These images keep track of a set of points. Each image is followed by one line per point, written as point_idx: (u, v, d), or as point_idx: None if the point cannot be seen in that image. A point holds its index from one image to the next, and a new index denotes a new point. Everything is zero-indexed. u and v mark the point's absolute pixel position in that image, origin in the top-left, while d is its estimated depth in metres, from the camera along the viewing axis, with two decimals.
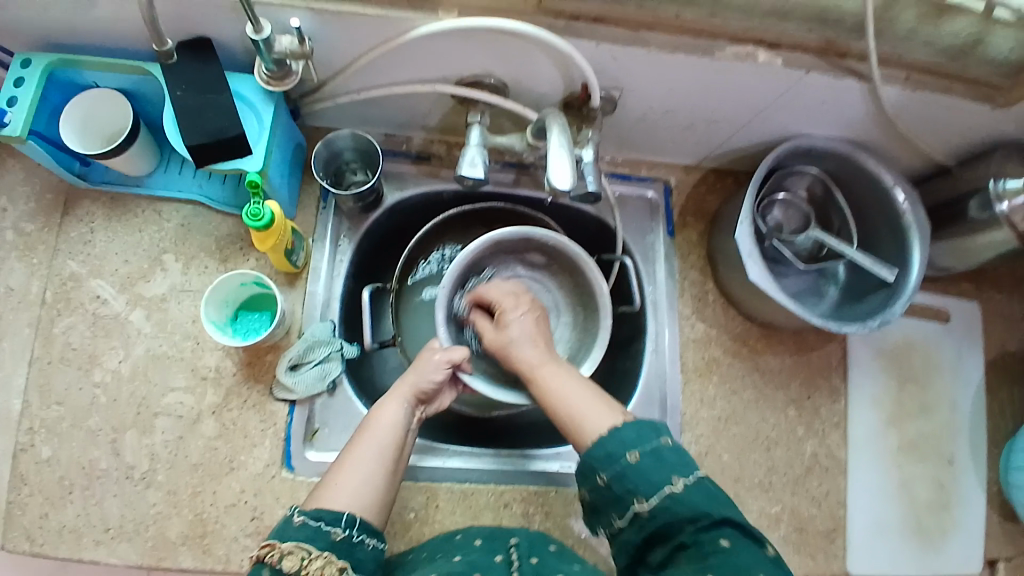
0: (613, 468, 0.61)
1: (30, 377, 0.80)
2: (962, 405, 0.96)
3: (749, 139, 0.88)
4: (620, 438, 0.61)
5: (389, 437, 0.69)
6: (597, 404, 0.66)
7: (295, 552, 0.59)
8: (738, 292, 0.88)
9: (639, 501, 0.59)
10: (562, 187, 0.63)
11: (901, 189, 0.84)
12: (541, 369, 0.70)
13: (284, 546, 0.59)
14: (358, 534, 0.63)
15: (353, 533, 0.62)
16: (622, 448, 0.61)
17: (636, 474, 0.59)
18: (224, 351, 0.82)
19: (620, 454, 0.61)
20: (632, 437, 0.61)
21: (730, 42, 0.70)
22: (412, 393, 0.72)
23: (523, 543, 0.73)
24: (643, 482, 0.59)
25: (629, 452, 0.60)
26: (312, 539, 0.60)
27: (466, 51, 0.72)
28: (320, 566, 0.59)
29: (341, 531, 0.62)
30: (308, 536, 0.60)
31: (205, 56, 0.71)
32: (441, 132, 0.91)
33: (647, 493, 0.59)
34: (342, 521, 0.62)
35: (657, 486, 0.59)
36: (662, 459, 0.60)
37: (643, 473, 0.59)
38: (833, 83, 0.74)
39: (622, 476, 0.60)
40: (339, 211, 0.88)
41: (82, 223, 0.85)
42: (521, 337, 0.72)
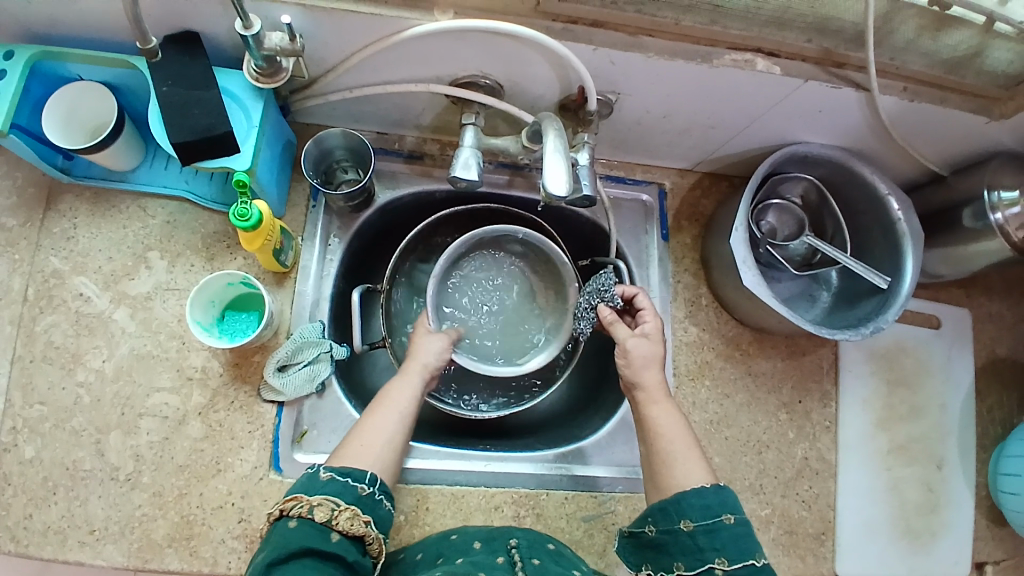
0: (704, 520, 0.62)
1: (12, 376, 0.79)
2: (951, 407, 0.97)
3: (745, 145, 0.88)
4: (711, 499, 0.63)
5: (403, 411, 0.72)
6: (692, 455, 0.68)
7: (324, 504, 0.60)
8: (733, 295, 0.87)
9: (720, 560, 0.61)
10: (557, 194, 0.61)
11: (895, 196, 0.84)
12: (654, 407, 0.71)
13: (313, 499, 0.60)
14: (380, 492, 0.64)
15: (376, 491, 0.64)
16: (720, 507, 0.63)
17: (726, 535, 0.62)
18: (211, 352, 0.81)
19: (718, 513, 0.62)
20: (730, 500, 0.63)
21: (729, 49, 0.70)
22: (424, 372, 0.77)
23: (523, 543, 0.71)
24: (727, 543, 0.61)
25: (725, 513, 0.62)
26: (341, 493, 0.62)
27: (462, 52, 0.71)
28: (347, 518, 0.60)
29: (366, 487, 0.63)
30: (337, 490, 0.62)
31: (193, 52, 0.69)
32: (433, 132, 0.90)
33: (732, 557, 0.61)
34: (367, 479, 0.64)
35: (744, 553, 0.61)
36: (744, 530, 0.62)
37: (714, 531, 0.62)
38: (830, 92, 0.74)
39: (712, 532, 0.62)
40: (329, 209, 0.87)
41: (65, 218, 0.83)
42: (644, 362, 0.73)
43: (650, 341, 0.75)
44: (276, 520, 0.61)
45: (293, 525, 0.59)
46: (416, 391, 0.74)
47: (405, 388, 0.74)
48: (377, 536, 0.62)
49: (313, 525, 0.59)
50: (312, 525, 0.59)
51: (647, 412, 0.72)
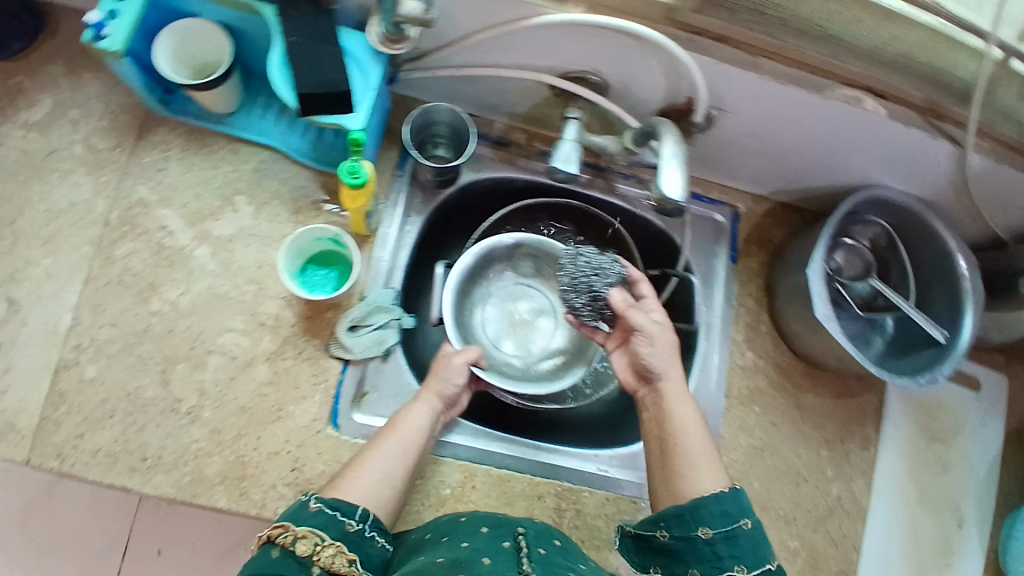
0: (723, 526, 0.63)
1: (84, 295, 0.80)
2: (976, 468, 0.99)
3: (825, 179, 0.90)
4: (725, 506, 0.63)
5: (412, 438, 0.77)
6: (710, 462, 0.67)
7: (308, 537, 0.63)
8: (794, 327, 0.89)
9: (740, 568, 0.62)
10: (672, 197, 0.63)
11: (962, 255, 0.86)
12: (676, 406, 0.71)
13: (298, 530, 0.63)
14: (369, 529, 0.67)
15: (365, 528, 0.67)
16: (739, 513, 0.63)
17: (744, 541, 0.63)
18: (285, 302, 0.82)
19: (738, 520, 0.63)
20: (746, 506, 0.64)
21: (840, 84, 0.72)
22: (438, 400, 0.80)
23: (530, 532, 0.70)
24: (749, 549, 0.63)
25: (743, 520, 0.63)
26: (328, 527, 0.64)
27: (582, 48, 0.72)
28: (330, 554, 0.63)
29: (355, 523, 0.66)
30: (324, 523, 0.64)
31: (323, 7, 0.70)
32: (523, 121, 0.91)
33: (750, 564, 0.62)
34: (357, 514, 0.67)
35: (759, 560, 0.63)
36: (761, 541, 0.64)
37: (733, 538, 0.63)
38: (927, 142, 0.76)
39: (731, 539, 0.63)
40: (414, 182, 0.89)
41: (156, 149, 0.84)
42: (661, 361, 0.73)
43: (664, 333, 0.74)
44: (262, 546, 0.63)
45: (275, 555, 0.61)
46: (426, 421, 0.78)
47: (417, 415, 0.78)
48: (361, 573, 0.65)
49: (293, 557, 0.61)
50: (292, 557, 0.61)
51: (670, 411, 0.71)
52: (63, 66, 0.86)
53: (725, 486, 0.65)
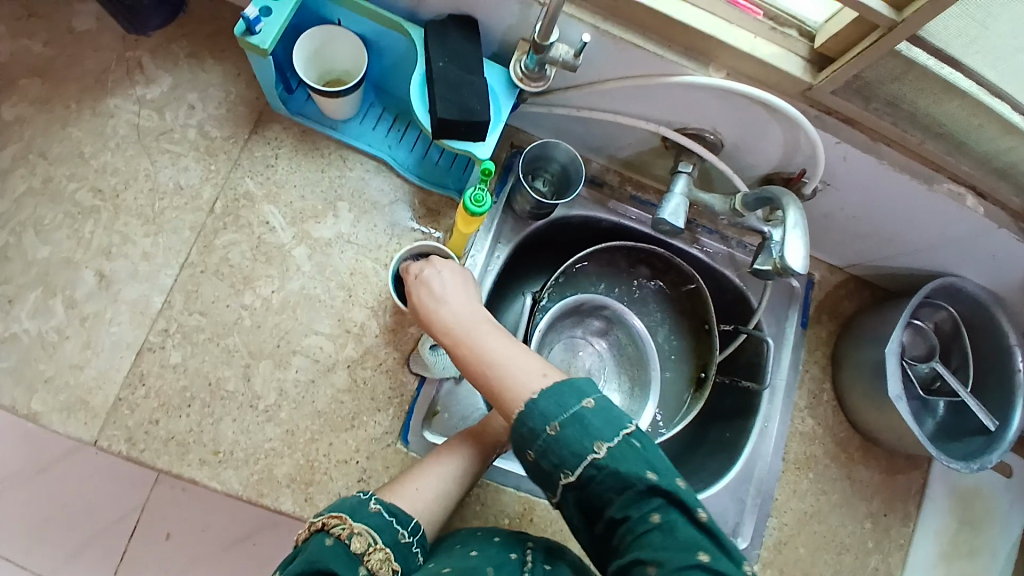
0: (563, 420, 0.57)
1: (179, 280, 0.81)
2: (1000, 552, 1.02)
3: (904, 264, 0.93)
4: (575, 388, 0.58)
5: (462, 470, 0.76)
6: (524, 357, 0.63)
7: (363, 536, 0.63)
8: (858, 400, 0.91)
9: (565, 473, 0.57)
10: (796, 268, 0.66)
11: (1022, 350, 0.90)
12: (475, 331, 0.65)
13: (355, 526, 0.64)
14: (416, 543, 0.68)
15: (413, 541, 0.67)
16: (543, 421, 0.57)
17: (563, 446, 0.57)
18: (373, 312, 0.83)
19: (542, 429, 0.57)
20: (552, 409, 0.57)
21: (947, 179, 0.75)
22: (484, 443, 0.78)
23: (538, 548, 0.70)
24: (606, 472, 0.56)
25: (595, 444, 0.56)
26: (382, 530, 0.65)
27: (710, 107, 0.75)
28: (379, 559, 0.63)
29: (406, 535, 0.67)
30: (379, 525, 0.65)
31: (471, 37, 0.72)
32: (622, 166, 0.94)
33: (572, 466, 0.57)
34: (409, 527, 0.68)
35: (582, 456, 0.56)
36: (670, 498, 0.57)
37: (565, 443, 0.57)
38: (1013, 243, 0.80)
39: (546, 451, 0.57)
40: (508, 209, 0.90)
41: (269, 145, 0.85)
42: (446, 288, 0.68)
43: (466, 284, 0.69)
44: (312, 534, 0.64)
45: (330, 542, 0.62)
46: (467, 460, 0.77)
47: (463, 445, 0.77)
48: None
49: (346, 549, 0.62)
50: (346, 551, 0.62)
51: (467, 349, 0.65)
52: (187, 50, 0.88)
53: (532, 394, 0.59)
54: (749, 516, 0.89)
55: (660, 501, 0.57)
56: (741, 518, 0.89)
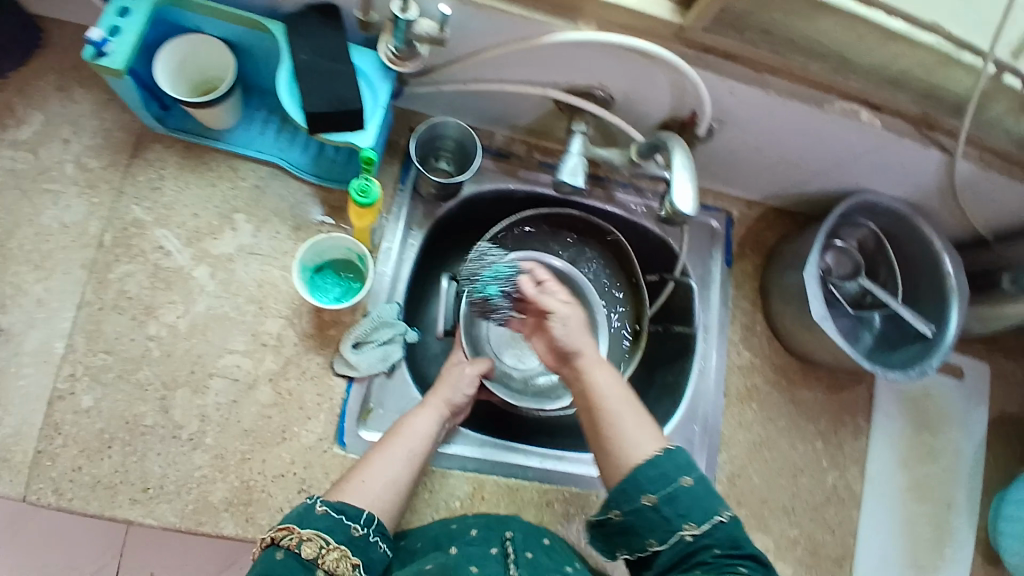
0: (664, 490, 0.63)
1: (78, 320, 0.78)
2: (964, 453, 1.03)
3: (818, 186, 0.93)
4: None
5: (419, 445, 0.77)
6: (637, 419, 0.67)
7: (314, 540, 0.64)
8: (790, 326, 0.92)
9: (688, 525, 0.62)
10: (684, 211, 0.64)
11: (949, 254, 0.90)
12: (597, 368, 0.70)
13: (303, 533, 0.64)
14: (373, 534, 0.69)
15: (369, 532, 0.68)
16: (676, 471, 0.64)
17: (687, 498, 0.63)
18: (287, 321, 0.81)
19: (674, 478, 0.63)
20: (672, 467, 0.64)
21: (839, 98, 0.73)
22: (444, 407, 0.82)
23: (517, 538, 0.74)
24: (720, 531, 0.62)
25: (721, 508, 0.63)
26: (333, 531, 0.66)
27: (592, 64, 0.73)
28: (334, 558, 0.64)
29: (360, 528, 0.68)
30: (329, 526, 0.66)
31: (330, 23, 0.69)
32: (525, 133, 0.91)
33: (699, 519, 0.62)
34: (362, 519, 0.68)
35: (709, 513, 0.63)
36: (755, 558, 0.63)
37: (697, 497, 0.63)
38: (919, 151, 0.78)
39: (676, 498, 0.63)
40: (415, 195, 0.88)
41: (152, 167, 0.82)
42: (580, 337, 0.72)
43: (569, 308, 0.74)
44: (266, 548, 0.65)
45: (280, 556, 0.62)
46: (432, 427, 0.80)
47: (424, 420, 0.79)
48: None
49: (298, 559, 0.63)
50: (298, 559, 0.63)
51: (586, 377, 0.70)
52: (54, 81, 0.84)
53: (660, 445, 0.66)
54: (698, 456, 0.90)
55: (749, 560, 0.62)
56: (692, 458, 0.90)
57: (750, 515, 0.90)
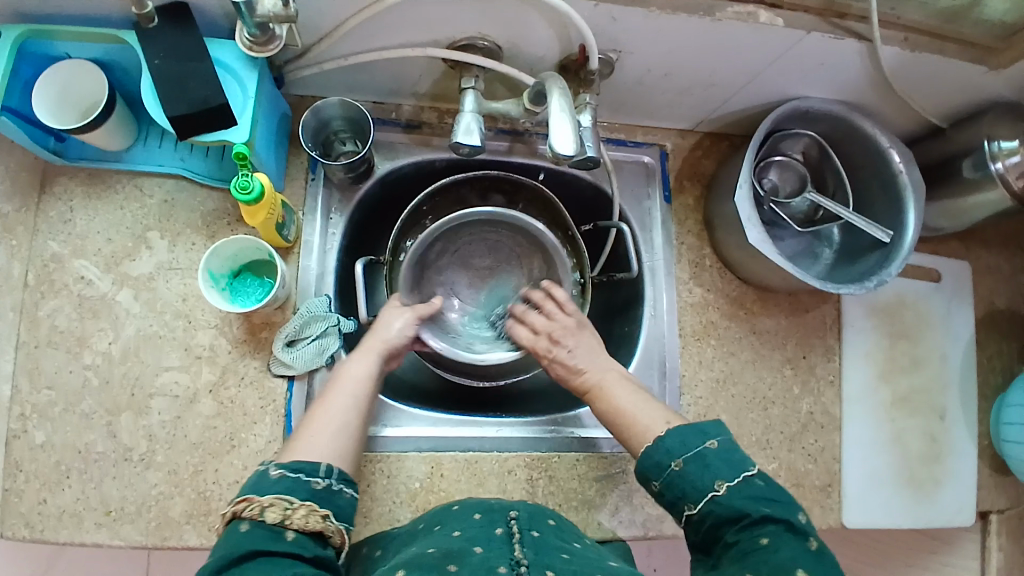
0: (661, 475, 0.65)
1: (17, 362, 0.77)
2: (951, 357, 0.99)
3: (744, 103, 0.88)
4: (699, 429, 0.66)
5: (359, 389, 0.73)
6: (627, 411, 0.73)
7: (276, 504, 0.58)
8: (735, 254, 0.90)
9: (687, 506, 0.63)
10: (564, 153, 0.63)
11: (896, 149, 0.84)
12: None
13: (264, 499, 0.59)
14: (337, 482, 0.63)
15: (332, 482, 0.63)
16: (667, 457, 0.65)
17: (682, 482, 0.64)
18: (217, 330, 0.80)
19: (667, 463, 0.65)
20: (676, 445, 0.65)
21: (730, 2, 0.68)
22: (383, 349, 0.78)
23: (523, 516, 0.67)
24: (723, 504, 0.61)
25: (716, 482, 0.62)
26: (293, 490, 0.60)
27: (460, 15, 0.69)
28: (303, 515, 0.59)
29: (321, 480, 0.62)
30: (287, 487, 0.60)
31: (183, 22, 0.67)
32: (431, 100, 0.88)
33: (694, 498, 0.62)
34: (320, 472, 0.63)
35: (703, 491, 0.62)
36: (779, 522, 0.59)
37: (689, 479, 0.63)
38: (833, 44, 0.73)
39: (671, 483, 0.64)
40: (329, 182, 0.86)
41: (60, 201, 0.81)
42: None
43: None
44: (230, 522, 0.59)
45: (244, 528, 0.57)
46: (372, 368, 0.76)
47: (361, 364, 0.75)
48: (337, 527, 0.61)
49: (263, 527, 0.57)
50: (262, 527, 0.57)
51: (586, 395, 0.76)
52: None
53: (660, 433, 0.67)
54: (661, 402, 0.90)
55: (771, 527, 0.59)
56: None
57: None
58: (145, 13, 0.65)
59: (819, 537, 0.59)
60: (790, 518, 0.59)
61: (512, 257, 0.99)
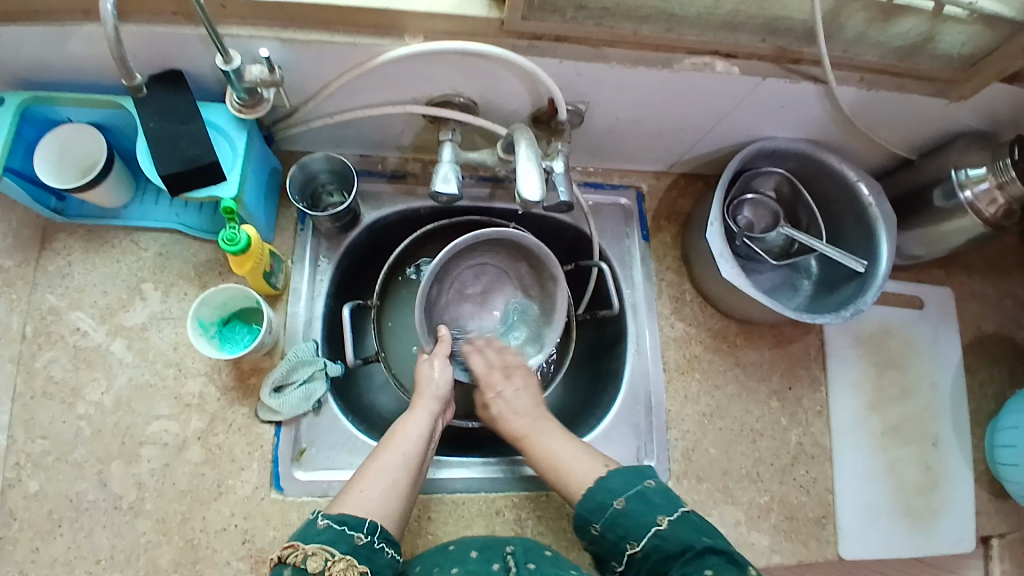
0: (604, 517, 0.67)
1: (13, 413, 0.79)
2: (941, 384, 0.99)
3: (714, 144, 0.92)
4: (640, 471, 0.69)
5: (413, 446, 0.74)
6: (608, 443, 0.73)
7: (319, 553, 0.61)
8: (714, 289, 0.92)
9: (630, 544, 0.65)
10: (532, 198, 0.66)
11: (864, 183, 0.87)
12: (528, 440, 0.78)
13: (308, 547, 0.61)
14: (379, 540, 0.65)
15: (374, 539, 0.64)
16: (608, 497, 0.67)
17: (625, 520, 0.66)
18: (207, 376, 0.83)
19: (609, 503, 0.67)
20: (617, 485, 0.68)
21: (687, 53, 0.72)
22: (438, 407, 0.79)
23: (519, 550, 0.67)
24: (668, 540, 0.63)
25: (658, 517, 0.65)
26: (336, 542, 0.62)
27: (434, 74, 0.74)
28: (342, 568, 0.60)
29: (363, 535, 0.64)
30: (331, 538, 0.62)
31: (177, 87, 0.72)
32: (414, 151, 0.93)
33: (637, 536, 0.65)
34: (365, 527, 0.65)
35: (647, 528, 0.64)
36: (719, 552, 0.62)
37: (632, 517, 0.66)
38: (790, 87, 0.76)
39: (612, 524, 0.66)
40: (317, 232, 0.89)
41: (60, 256, 0.85)
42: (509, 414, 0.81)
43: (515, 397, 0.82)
44: (276, 567, 0.62)
45: (288, 573, 0.60)
46: (423, 429, 0.76)
47: (417, 422, 0.77)
48: None
49: (305, 574, 0.60)
50: (305, 575, 0.59)
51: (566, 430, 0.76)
52: None
53: (599, 473, 0.70)
54: (648, 437, 0.90)
55: (713, 558, 0.61)
56: (642, 442, 0.90)
57: (714, 487, 0.89)
58: (134, 85, 0.66)
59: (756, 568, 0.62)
60: (729, 551, 0.62)
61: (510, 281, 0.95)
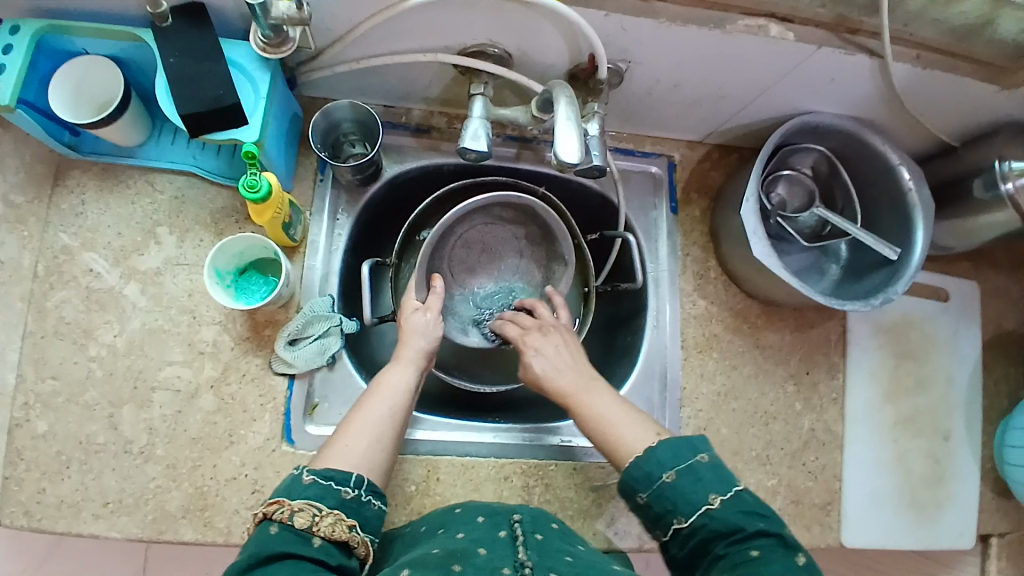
0: (651, 488, 0.63)
1: (23, 351, 0.78)
2: (958, 380, 0.97)
3: (754, 116, 0.88)
4: (692, 444, 0.65)
5: (398, 398, 0.73)
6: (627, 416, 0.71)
7: (306, 509, 0.59)
8: (740, 268, 0.89)
9: (678, 519, 0.62)
10: (569, 161, 0.63)
11: (906, 167, 0.84)
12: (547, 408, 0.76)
13: (294, 503, 0.59)
14: (366, 493, 0.63)
15: (361, 493, 0.63)
16: (659, 468, 0.64)
17: (673, 493, 0.62)
18: (221, 326, 0.81)
19: (658, 475, 0.63)
20: (667, 457, 0.64)
21: (740, 15, 0.69)
22: (421, 359, 0.77)
23: (526, 519, 0.66)
24: (718, 519, 0.60)
25: (710, 495, 0.61)
26: (323, 497, 0.60)
27: (471, 22, 0.70)
28: (330, 523, 0.59)
29: (350, 490, 0.62)
30: (319, 494, 0.61)
31: (199, 21, 0.68)
32: (440, 105, 0.89)
33: (686, 512, 0.61)
34: (351, 481, 0.63)
35: (697, 505, 0.61)
36: (770, 536, 0.59)
37: (681, 491, 0.62)
38: (843, 59, 0.72)
39: (660, 495, 0.63)
40: (337, 183, 0.87)
41: (73, 194, 0.82)
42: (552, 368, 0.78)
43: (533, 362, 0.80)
44: (260, 524, 0.59)
45: (273, 530, 0.57)
46: (409, 379, 0.75)
47: (400, 375, 0.75)
48: (362, 538, 0.61)
49: (292, 531, 0.58)
50: (292, 531, 0.58)
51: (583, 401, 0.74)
52: None
53: (648, 444, 0.66)
54: (661, 413, 0.90)
55: (763, 541, 0.59)
56: (654, 416, 0.90)
57: None
58: (159, 12, 0.66)
59: (806, 554, 0.59)
60: (781, 533, 0.60)
61: (512, 247, 0.96)
